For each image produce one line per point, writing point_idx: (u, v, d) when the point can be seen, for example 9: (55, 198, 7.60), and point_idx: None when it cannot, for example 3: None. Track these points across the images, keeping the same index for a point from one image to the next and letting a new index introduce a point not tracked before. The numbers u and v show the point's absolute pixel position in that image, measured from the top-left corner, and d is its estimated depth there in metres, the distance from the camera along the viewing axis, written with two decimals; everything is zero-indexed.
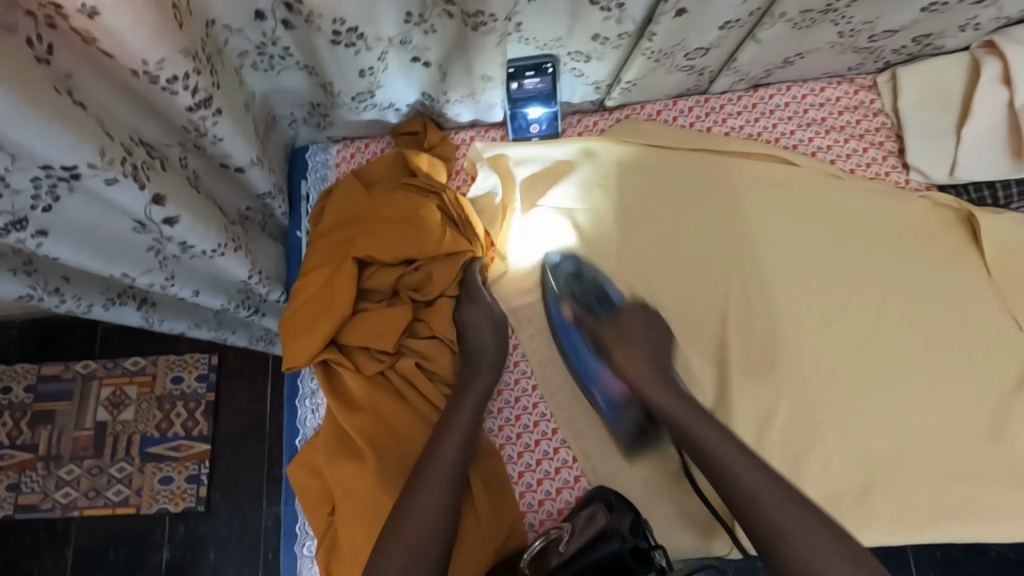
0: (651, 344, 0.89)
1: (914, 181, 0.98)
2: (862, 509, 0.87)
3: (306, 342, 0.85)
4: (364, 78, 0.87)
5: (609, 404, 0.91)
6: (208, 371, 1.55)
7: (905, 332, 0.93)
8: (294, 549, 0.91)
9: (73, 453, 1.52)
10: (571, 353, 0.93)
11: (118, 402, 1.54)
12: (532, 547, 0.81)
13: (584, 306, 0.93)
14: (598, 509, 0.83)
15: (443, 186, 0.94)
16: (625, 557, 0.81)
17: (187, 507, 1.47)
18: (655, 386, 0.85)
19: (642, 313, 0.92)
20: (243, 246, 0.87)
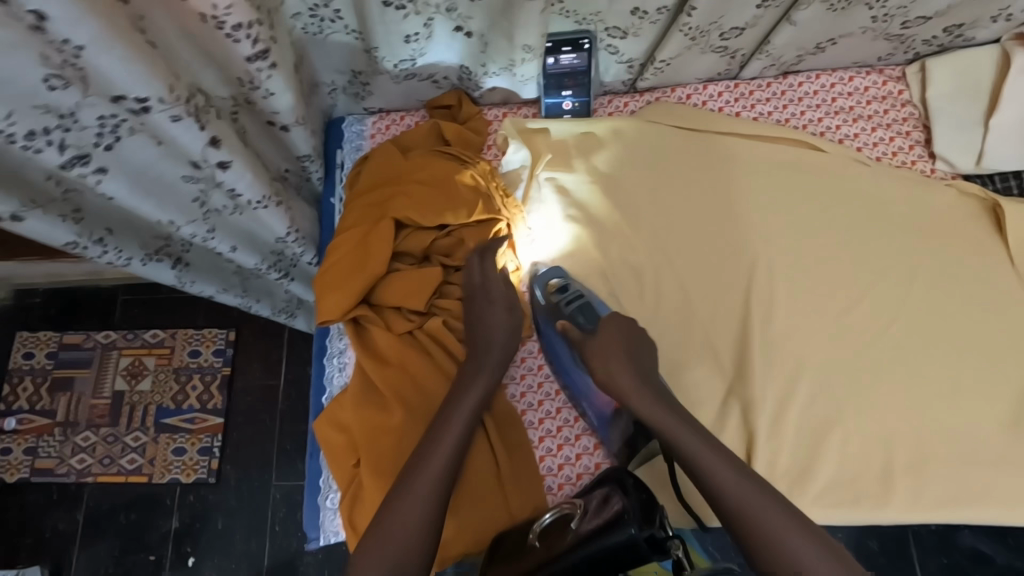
0: (633, 353, 0.86)
1: (940, 170, 1.00)
2: (876, 490, 0.88)
3: (339, 297, 0.88)
4: (408, 44, 0.91)
5: (599, 417, 0.90)
6: (225, 347, 1.58)
7: (924, 321, 0.94)
8: (317, 501, 0.93)
9: (90, 420, 1.55)
10: (561, 370, 0.92)
11: (136, 373, 1.58)
12: (544, 519, 0.80)
13: (568, 320, 0.90)
14: (613, 489, 0.78)
15: (476, 157, 0.97)
16: (640, 546, 0.73)
17: (198, 479, 1.50)
18: (638, 398, 0.82)
19: (623, 326, 0.88)
20: (283, 203, 0.90)
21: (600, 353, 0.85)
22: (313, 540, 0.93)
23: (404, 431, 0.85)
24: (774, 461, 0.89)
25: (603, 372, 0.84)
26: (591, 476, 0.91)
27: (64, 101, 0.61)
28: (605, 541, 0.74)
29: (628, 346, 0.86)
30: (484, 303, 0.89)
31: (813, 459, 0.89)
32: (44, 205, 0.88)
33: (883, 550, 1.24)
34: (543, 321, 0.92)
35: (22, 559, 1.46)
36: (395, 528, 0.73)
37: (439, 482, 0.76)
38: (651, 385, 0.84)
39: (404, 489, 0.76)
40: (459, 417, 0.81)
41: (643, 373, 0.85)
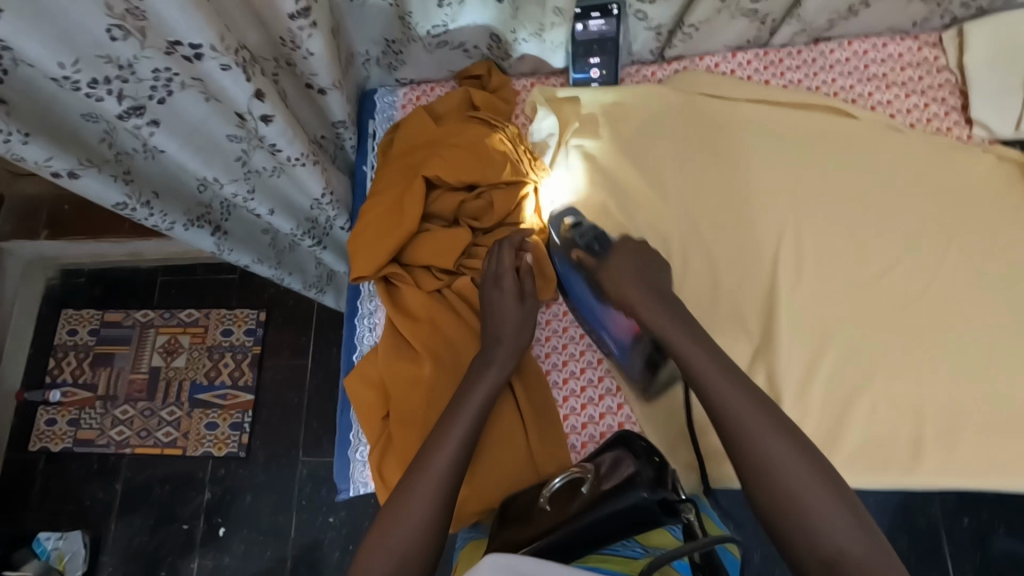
0: (649, 278, 0.88)
1: (977, 136, 0.98)
2: (904, 461, 0.87)
3: (372, 257, 0.92)
4: (441, 9, 0.95)
5: (620, 345, 0.92)
6: (256, 326, 1.64)
7: (957, 290, 0.93)
8: (347, 453, 0.97)
9: (128, 395, 1.62)
10: (579, 305, 0.94)
11: (172, 349, 1.64)
12: (553, 483, 0.80)
13: (581, 251, 0.92)
14: (624, 454, 0.80)
15: (505, 122, 0.99)
16: (652, 508, 0.72)
17: (229, 453, 1.56)
18: (651, 314, 0.84)
19: (633, 250, 0.91)
20: (320, 163, 0.94)
21: (613, 274, 0.89)
22: (344, 490, 0.96)
23: (430, 387, 0.88)
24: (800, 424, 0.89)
25: (620, 294, 0.87)
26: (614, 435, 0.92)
27: (123, 53, 0.65)
28: (614, 503, 0.72)
29: (640, 267, 0.89)
30: (493, 292, 0.89)
31: (840, 426, 0.89)
32: (98, 165, 0.91)
33: (913, 543, 1.22)
34: (558, 259, 0.93)
35: (65, 524, 1.54)
36: (421, 489, 0.75)
37: (469, 435, 0.80)
38: (696, 334, 0.82)
39: (438, 442, 0.79)
40: (489, 373, 0.84)
41: (685, 322, 0.83)
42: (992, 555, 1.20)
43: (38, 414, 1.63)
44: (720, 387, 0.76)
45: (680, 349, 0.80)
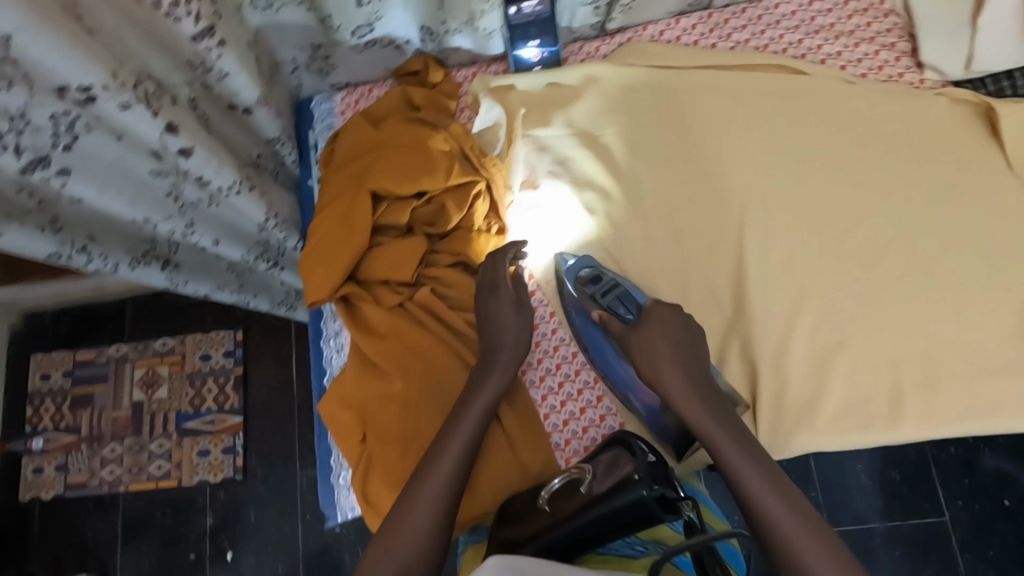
0: (681, 353, 0.81)
1: (930, 80, 0.96)
2: (889, 413, 0.87)
3: (326, 275, 0.87)
4: (362, 7, 0.88)
5: (650, 410, 0.89)
6: (234, 347, 1.59)
7: (921, 241, 0.92)
8: (331, 479, 0.95)
9: (113, 432, 1.58)
10: (601, 361, 0.90)
11: (151, 382, 1.59)
12: (552, 484, 0.77)
13: (603, 309, 0.88)
14: (622, 452, 0.78)
15: (447, 120, 0.95)
16: (651, 506, 0.71)
17: (225, 477, 1.52)
18: (690, 409, 0.77)
19: (670, 323, 0.83)
20: (257, 187, 0.89)
21: (647, 352, 0.81)
22: (332, 516, 0.95)
23: (406, 402, 0.85)
24: (778, 395, 0.88)
25: (645, 365, 0.81)
26: (597, 428, 0.91)
27: (12, 101, 0.60)
28: (615, 501, 0.72)
29: (678, 347, 0.81)
30: (489, 302, 0.86)
31: (822, 387, 0.88)
32: (20, 218, 0.88)
33: (906, 477, 1.24)
34: (578, 313, 0.91)
35: (70, 569, 1.51)
36: (421, 510, 0.73)
37: (455, 456, 0.76)
38: (733, 421, 0.77)
39: (423, 470, 0.76)
40: (481, 398, 0.80)
41: (723, 409, 0.78)
42: (982, 478, 1.23)
43: (23, 463, 1.58)
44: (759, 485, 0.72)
45: (715, 442, 0.75)
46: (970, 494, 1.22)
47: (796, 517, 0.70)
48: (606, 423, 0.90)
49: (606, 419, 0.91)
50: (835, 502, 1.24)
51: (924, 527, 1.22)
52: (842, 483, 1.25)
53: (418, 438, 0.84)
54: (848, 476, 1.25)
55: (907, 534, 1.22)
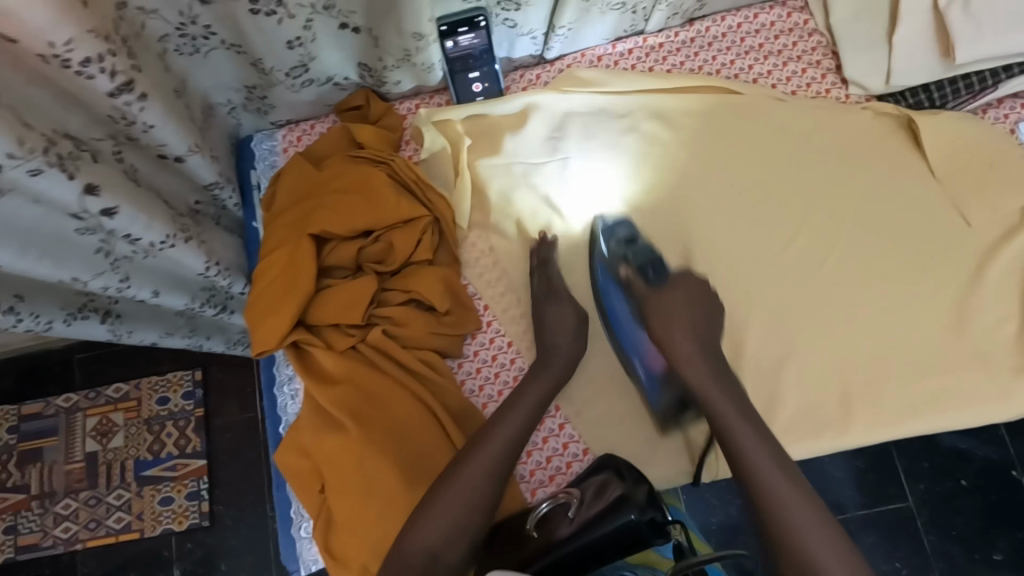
0: (696, 315, 0.87)
1: (854, 95, 0.99)
2: (841, 417, 0.89)
3: (274, 323, 0.85)
4: (293, 50, 0.84)
5: (650, 377, 0.90)
6: (194, 388, 1.52)
7: (860, 248, 0.95)
8: (292, 532, 0.91)
9: (67, 487, 1.49)
10: (611, 320, 0.93)
11: (106, 431, 1.51)
12: (539, 510, 0.79)
13: (632, 268, 0.92)
14: (612, 477, 0.81)
15: (392, 155, 0.93)
16: (641, 529, 0.78)
17: (191, 525, 1.45)
18: (699, 366, 0.84)
19: (691, 288, 0.89)
20: (195, 237, 0.85)
21: (662, 309, 0.87)
22: (295, 570, 0.91)
23: (362, 448, 0.82)
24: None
25: (661, 319, 0.87)
26: (562, 456, 0.91)
27: None
28: (608, 525, 0.78)
29: (694, 309, 0.87)
30: (550, 307, 0.91)
31: (777, 396, 0.90)
32: None
33: (871, 464, 1.27)
34: (603, 270, 0.93)
35: None
36: (432, 525, 0.76)
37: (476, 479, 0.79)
38: (747, 406, 0.82)
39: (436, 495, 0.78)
40: (512, 419, 0.83)
41: (738, 391, 0.83)
42: (941, 459, 1.26)
43: None
44: (767, 468, 0.76)
45: (729, 423, 0.80)
46: (931, 476, 1.25)
47: (800, 502, 0.75)
48: (569, 451, 0.90)
49: (569, 447, 0.91)
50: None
51: (891, 513, 1.25)
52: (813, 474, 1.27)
53: (382, 484, 0.82)
54: (817, 467, 1.27)
55: (876, 519, 1.25)
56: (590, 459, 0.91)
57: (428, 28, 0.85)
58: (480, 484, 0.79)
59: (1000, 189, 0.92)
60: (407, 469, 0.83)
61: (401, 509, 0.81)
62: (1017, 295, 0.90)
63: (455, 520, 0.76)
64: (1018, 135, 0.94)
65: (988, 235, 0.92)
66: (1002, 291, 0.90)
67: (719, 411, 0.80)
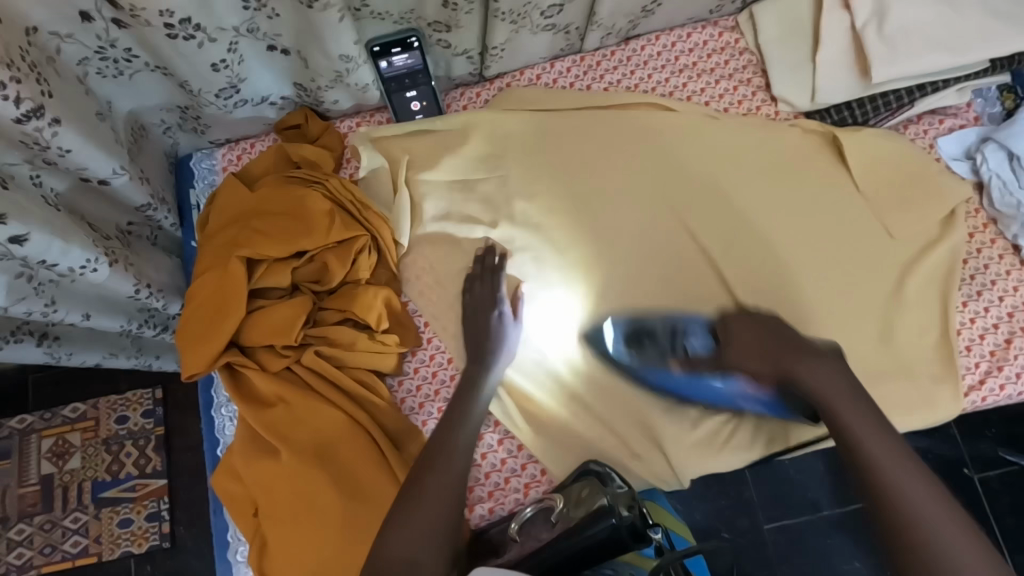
0: (777, 341, 0.85)
1: (783, 112, 1.01)
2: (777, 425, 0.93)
3: (205, 346, 0.84)
4: (220, 72, 0.83)
5: (768, 404, 0.89)
6: (154, 406, 1.48)
7: (797, 261, 0.96)
8: (228, 556, 0.90)
9: (20, 512, 1.43)
10: (697, 398, 0.91)
11: (61, 452, 1.46)
12: (523, 514, 0.85)
13: (681, 356, 0.91)
14: (595, 483, 0.84)
15: (326, 175, 0.93)
16: (623, 533, 0.82)
17: (152, 547, 1.41)
18: (806, 377, 0.81)
19: (746, 325, 0.88)
20: (121, 260, 0.84)
21: (735, 347, 0.87)
22: None
23: (296, 473, 0.82)
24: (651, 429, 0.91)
25: (738, 365, 0.86)
26: (499, 473, 0.91)
27: None
28: (594, 527, 0.81)
29: (768, 335, 0.86)
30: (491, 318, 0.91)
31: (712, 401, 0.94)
32: None
33: None
34: (650, 369, 0.92)
35: None
36: (407, 536, 0.75)
37: (442, 499, 0.78)
38: (880, 418, 0.78)
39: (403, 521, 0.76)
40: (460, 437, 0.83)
41: (868, 401, 0.79)
42: None
43: None
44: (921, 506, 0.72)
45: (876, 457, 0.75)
46: None
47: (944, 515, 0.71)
48: (508, 466, 0.91)
49: (507, 463, 0.92)
50: (772, 496, 1.25)
51: (853, 512, 1.23)
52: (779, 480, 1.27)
53: (320, 506, 0.81)
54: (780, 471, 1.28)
55: None
56: (528, 475, 0.91)
57: (354, 50, 0.84)
58: (446, 508, 0.78)
59: (919, 202, 0.95)
60: (341, 491, 0.82)
61: (339, 533, 0.81)
62: (938, 304, 0.93)
63: (426, 538, 0.76)
64: (937, 149, 0.98)
65: (910, 246, 0.95)
66: (924, 300, 0.93)
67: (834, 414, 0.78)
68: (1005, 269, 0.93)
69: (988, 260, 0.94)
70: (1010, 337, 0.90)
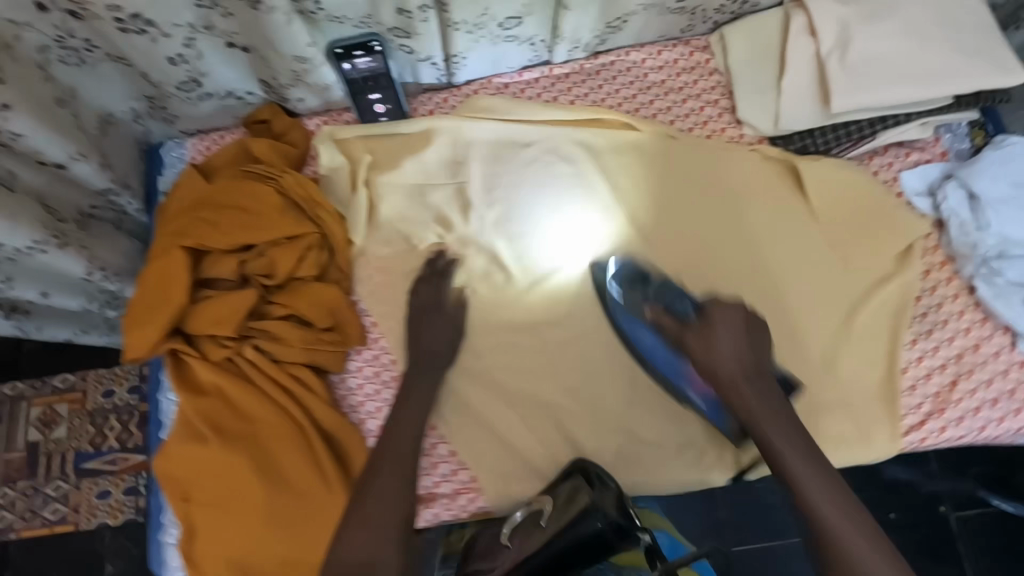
0: (750, 346, 0.84)
1: (748, 135, 1.01)
2: (716, 450, 0.93)
3: (148, 332, 0.86)
4: (178, 65, 0.87)
5: (711, 406, 0.90)
6: (139, 384, 1.42)
7: (747, 288, 0.95)
8: (159, 536, 0.92)
9: (5, 475, 1.42)
10: (654, 360, 0.91)
11: (49, 420, 1.43)
12: (515, 518, 0.85)
13: (659, 309, 0.89)
14: (582, 483, 0.84)
15: (282, 171, 0.94)
16: (606, 535, 0.80)
17: (127, 520, 1.38)
18: (751, 393, 0.82)
19: (731, 314, 0.86)
20: (73, 243, 0.88)
21: (708, 333, 0.84)
22: None
23: (229, 464, 0.85)
24: (577, 444, 0.94)
25: (709, 356, 0.83)
26: (430, 476, 0.93)
27: None
28: (579, 530, 0.80)
29: (745, 329, 0.85)
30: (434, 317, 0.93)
31: (652, 417, 0.94)
32: None
33: None
34: (625, 314, 0.92)
35: None
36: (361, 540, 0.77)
37: (393, 502, 0.80)
38: (818, 455, 0.81)
39: (363, 526, 0.77)
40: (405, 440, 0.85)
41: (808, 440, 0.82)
42: (874, 489, 1.23)
43: None
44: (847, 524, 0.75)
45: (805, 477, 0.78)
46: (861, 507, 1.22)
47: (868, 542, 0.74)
48: (439, 470, 0.93)
49: (440, 467, 0.93)
50: (736, 521, 1.23)
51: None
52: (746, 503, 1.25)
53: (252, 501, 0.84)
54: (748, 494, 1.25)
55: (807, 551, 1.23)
56: (459, 480, 0.92)
57: (309, 52, 0.88)
58: (393, 509, 0.80)
59: (874, 235, 0.94)
60: (268, 482, 0.85)
61: (269, 526, 0.84)
62: (886, 340, 0.92)
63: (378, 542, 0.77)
64: (900, 183, 0.96)
65: (864, 279, 0.94)
66: (872, 333, 0.92)
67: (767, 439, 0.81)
68: (958, 309, 0.91)
69: (941, 299, 0.92)
70: (956, 378, 0.89)
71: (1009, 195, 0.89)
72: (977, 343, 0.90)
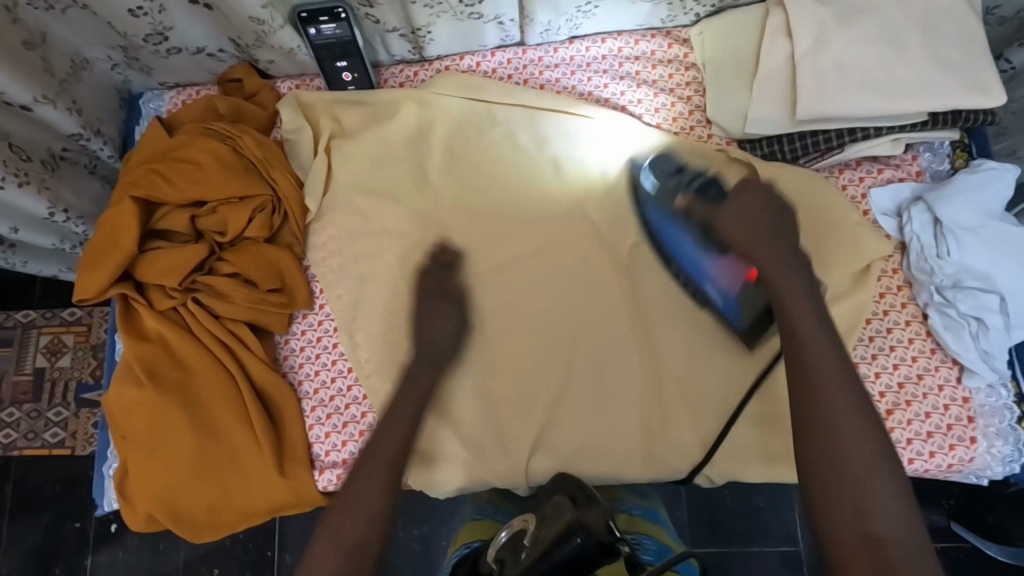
0: (779, 228, 0.76)
1: (716, 135, 0.98)
2: (649, 453, 0.92)
3: (97, 275, 0.90)
4: (140, 18, 0.89)
5: (725, 299, 0.88)
6: None
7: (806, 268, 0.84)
8: (102, 469, 0.97)
9: (13, 397, 1.39)
10: (678, 255, 0.91)
11: (55, 349, 1.40)
12: (498, 539, 0.70)
13: (691, 196, 0.88)
14: (567, 500, 0.71)
15: (242, 132, 0.96)
16: (590, 555, 0.63)
17: None
18: (783, 273, 0.74)
19: (762, 194, 0.79)
20: (34, 181, 0.92)
21: (729, 218, 0.79)
22: (100, 505, 0.98)
23: (162, 407, 0.89)
24: (502, 431, 0.94)
25: (732, 227, 0.78)
26: (355, 443, 0.92)
27: None
28: (560, 551, 0.64)
29: (774, 214, 0.77)
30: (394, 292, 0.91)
31: (588, 411, 0.93)
32: None
33: (768, 504, 1.22)
34: (655, 209, 0.92)
35: None
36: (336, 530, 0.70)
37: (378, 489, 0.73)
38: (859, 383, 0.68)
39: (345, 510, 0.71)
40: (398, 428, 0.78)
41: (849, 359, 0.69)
42: None
43: None
44: (846, 418, 0.65)
45: (811, 355, 0.69)
46: None
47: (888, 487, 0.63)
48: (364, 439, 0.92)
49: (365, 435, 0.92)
50: (694, 522, 1.22)
51: (763, 553, 1.21)
52: (710, 508, 1.23)
53: (181, 445, 0.89)
54: (714, 499, 1.23)
55: (769, 565, 1.20)
56: (381, 450, 0.92)
57: (265, 13, 0.90)
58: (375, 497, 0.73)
59: (837, 252, 0.90)
60: (198, 430, 0.89)
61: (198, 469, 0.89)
62: None
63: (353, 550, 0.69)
64: (868, 201, 0.92)
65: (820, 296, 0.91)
66: None
67: (796, 336, 0.70)
68: (908, 336, 0.88)
69: (892, 324, 0.89)
70: (891, 408, 0.86)
71: (974, 223, 0.84)
72: (920, 373, 0.87)
